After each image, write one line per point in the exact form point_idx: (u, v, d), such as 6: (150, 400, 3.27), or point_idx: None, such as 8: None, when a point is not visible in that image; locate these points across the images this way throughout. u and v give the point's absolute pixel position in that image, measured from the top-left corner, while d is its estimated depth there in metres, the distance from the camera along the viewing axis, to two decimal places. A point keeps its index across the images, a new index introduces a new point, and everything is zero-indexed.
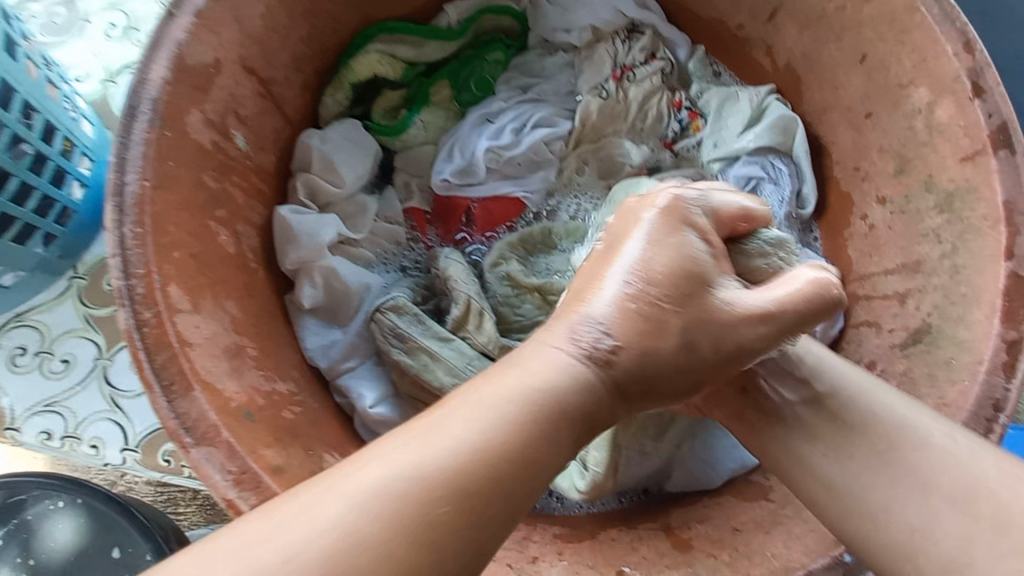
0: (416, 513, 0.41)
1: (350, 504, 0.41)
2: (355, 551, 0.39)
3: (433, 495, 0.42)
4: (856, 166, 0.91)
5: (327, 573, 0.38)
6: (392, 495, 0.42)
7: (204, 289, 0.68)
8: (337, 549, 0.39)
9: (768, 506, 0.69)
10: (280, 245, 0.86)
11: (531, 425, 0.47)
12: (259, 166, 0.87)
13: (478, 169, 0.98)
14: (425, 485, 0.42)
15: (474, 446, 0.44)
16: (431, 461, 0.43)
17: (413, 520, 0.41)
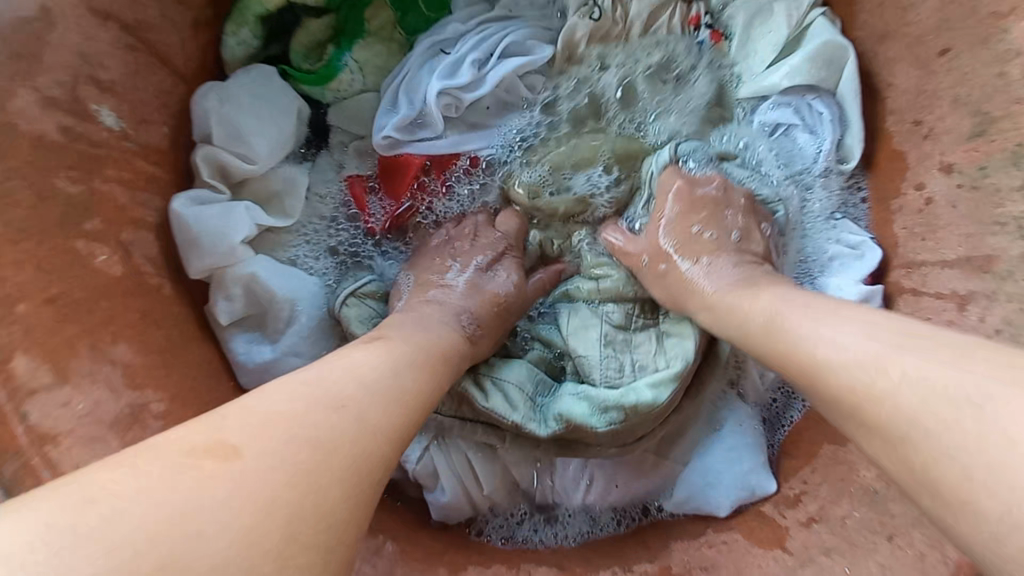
0: (304, 441, 0.43)
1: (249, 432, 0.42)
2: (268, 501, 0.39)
3: (324, 422, 0.45)
4: (915, 120, 0.70)
5: (229, 479, 0.39)
6: (294, 434, 0.43)
7: (75, 342, 0.54)
8: (256, 489, 0.39)
9: (783, 561, 0.60)
10: (185, 248, 0.67)
11: (414, 375, 0.55)
12: (145, 145, 0.66)
13: (434, 119, 0.77)
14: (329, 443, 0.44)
15: (364, 375, 0.51)
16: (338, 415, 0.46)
17: (301, 447, 0.42)
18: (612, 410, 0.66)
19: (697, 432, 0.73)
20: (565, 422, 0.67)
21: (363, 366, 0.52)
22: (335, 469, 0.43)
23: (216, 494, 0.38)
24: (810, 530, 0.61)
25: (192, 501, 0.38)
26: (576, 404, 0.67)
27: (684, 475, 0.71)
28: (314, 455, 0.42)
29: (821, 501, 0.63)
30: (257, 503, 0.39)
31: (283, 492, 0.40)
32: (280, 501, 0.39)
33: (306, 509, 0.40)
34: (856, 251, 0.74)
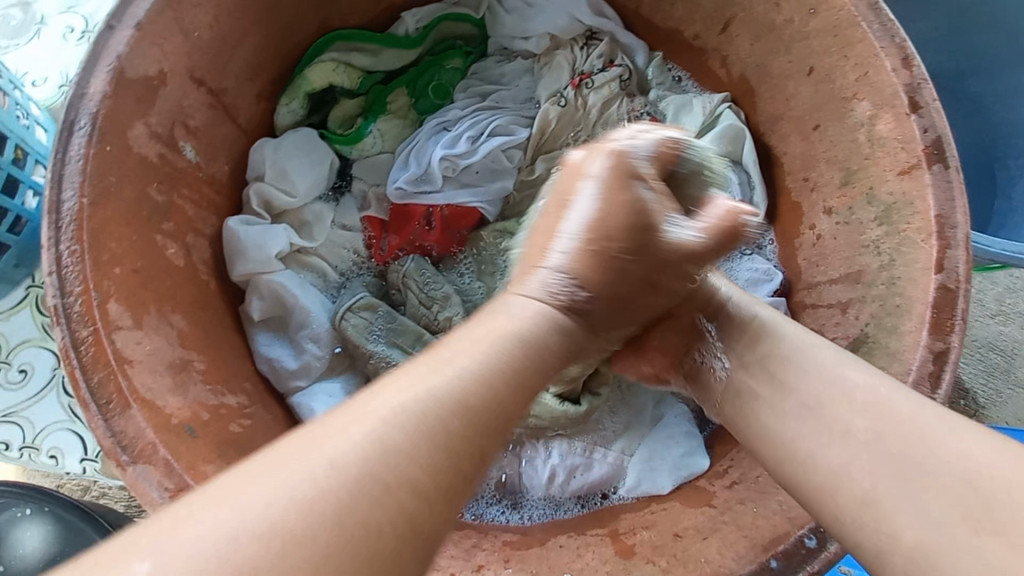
0: (337, 468, 0.39)
1: (334, 467, 0.39)
2: (352, 542, 0.37)
3: (383, 427, 0.41)
4: (805, 177, 0.92)
5: (292, 499, 0.37)
6: (361, 467, 0.39)
7: (149, 304, 0.69)
8: (330, 531, 0.37)
9: (709, 512, 0.70)
10: (230, 254, 0.85)
11: (490, 387, 0.46)
12: (212, 176, 0.86)
13: (435, 176, 0.98)
14: (405, 466, 0.40)
15: (450, 390, 0.45)
16: (402, 434, 0.41)
17: (337, 475, 0.39)
18: (566, 418, 0.83)
19: (640, 429, 0.85)
20: (530, 415, 0.84)
21: (446, 377, 0.45)
22: (417, 463, 0.41)
23: (280, 507, 0.37)
24: (731, 489, 0.73)
25: (314, 551, 0.36)
26: (544, 404, 0.83)
27: (630, 463, 0.83)
28: (377, 457, 0.40)
29: (743, 468, 0.75)
30: (312, 501, 0.37)
31: (326, 540, 0.36)
32: (325, 544, 0.36)
33: (387, 500, 0.39)
34: (768, 276, 0.93)
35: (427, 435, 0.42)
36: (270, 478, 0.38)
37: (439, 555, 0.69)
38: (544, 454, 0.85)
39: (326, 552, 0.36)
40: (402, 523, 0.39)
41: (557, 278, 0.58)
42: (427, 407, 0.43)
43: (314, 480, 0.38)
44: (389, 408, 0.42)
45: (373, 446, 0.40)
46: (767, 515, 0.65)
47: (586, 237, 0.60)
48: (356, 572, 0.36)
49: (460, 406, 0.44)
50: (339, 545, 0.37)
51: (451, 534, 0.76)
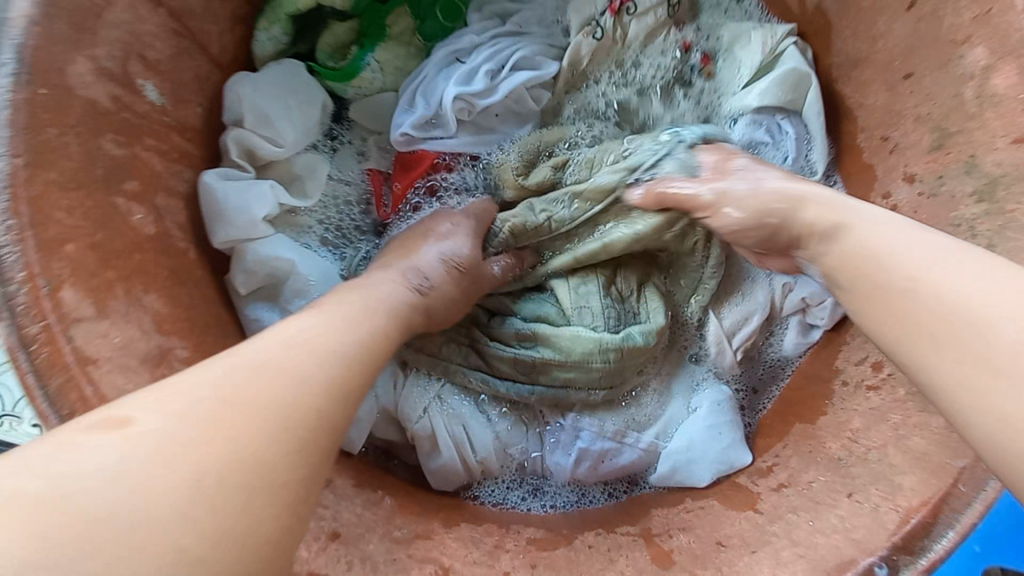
0: (223, 403, 0.42)
1: (227, 392, 0.43)
2: (217, 476, 0.39)
3: (258, 384, 0.44)
4: (883, 135, 0.77)
5: (185, 412, 0.41)
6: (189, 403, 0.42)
7: (113, 285, 0.58)
8: (198, 454, 0.40)
9: (755, 520, 0.65)
10: (210, 218, 0.73)
11: (358, 344, 0.52)
12: (181, 122, 0.72)
13: (448, 120, 0.83)
14: (279, 420, 0.43)
15: (299, 350, 0.48)
16: (251, 376, 0.45)
17: (222, 408, 0.42)
18: (612, 350, 0.74)
19: (674, 405, 0.79)
20: (569, 357, 0.75)
21: (315, 326, 0.51)
22: (278, 421, 0.43)
23: (170, 445, 0.40)
24: (781, 494, 0.66)
25: (162, 479, 0.38)
26: (580, 339, 0.74)
27: (662, 450, 0.76)
28: (247, 395, 0.43)
29: (791, 470, 0.69)
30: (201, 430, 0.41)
31: (201, 458, 0.40)
32: (199, 465, 0.39)
33: (248, 455, 0.41)
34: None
35: (250, 418, 0.42)
36: (175, 389, 0.43)
37: (460, 562, 0.63)
38: (570, 436, 0.78)
39: (183, 484, 0.38)
40: (265, 475, 0.41)
41: (437, 267, 0.69)
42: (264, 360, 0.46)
43: (188, 425, 0.41)
44: (272, 370, 0.45)
45: (262, 398, 0.44)
46: (826, 533, 0.58)
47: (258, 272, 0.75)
48: (192, 477, 0.39)
49: (338, 373, 0.48)
50: (188, 471, 0.39)
51: (471, 530, 0.70)
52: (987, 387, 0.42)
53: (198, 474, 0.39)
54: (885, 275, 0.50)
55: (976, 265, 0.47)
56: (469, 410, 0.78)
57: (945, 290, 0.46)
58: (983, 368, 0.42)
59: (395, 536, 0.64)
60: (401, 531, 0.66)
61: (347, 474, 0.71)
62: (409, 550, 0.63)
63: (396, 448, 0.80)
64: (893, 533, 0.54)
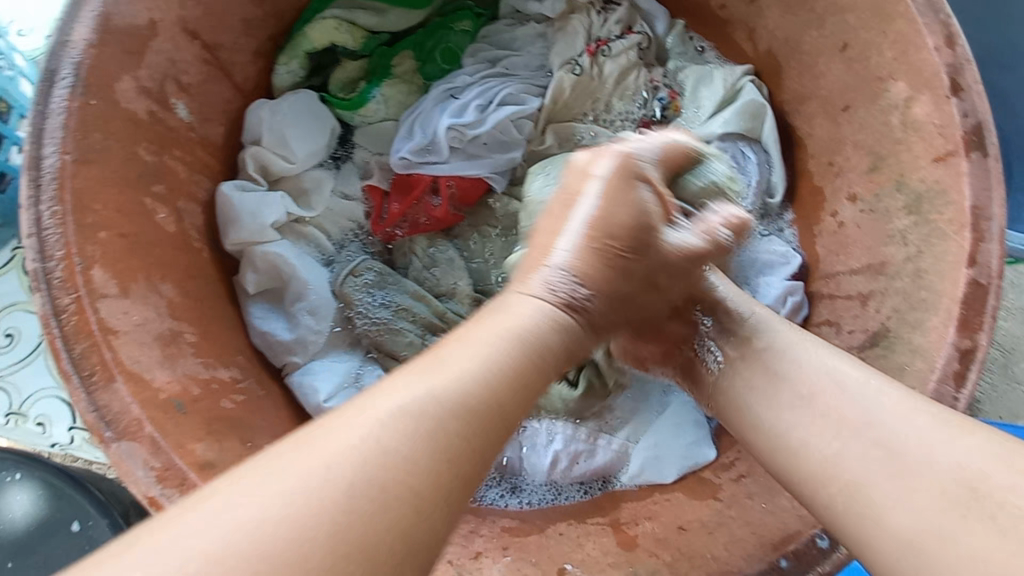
0: (402, 415, 0.42)
1: (376, 425, 0.41)
2: (399, 498, 0.38)
3: (434, 431, 0.42)
4: (830, 161, 0.87)
5: (327, 469, 0.38)
6: (387, 440, 0.40)
7: (137, 271, 0.65)
8: (370, 493, 0.38)
9: (715, 506, 0.69)
10: (225, 222, 0.81)
11: (513, 359, 0.50)
12: (204, 138, 0.82)
13: (440, 147, 0.93)
14: (442, 438, 0.42)
15: (438, 390, 0.44)
16: (439, 408, 0.43)
17: (402, 421, 0.41)
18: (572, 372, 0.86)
19: (643, 411, 0.85)
20: (538, 384, 0.86)
21: (473, 358, 0.48)
22: (455, 442, 0.42)
23: (280, 515, 0.36)
24: (739, 482, 0.71)
25: (309, 507, 0.36)
26: (546, 375, 0.85)
27: (632, 450, 0.81)
28: (393, 435, 0.41)
29: (750, 461, 0.73)
30: (384, 460, 0.39)
31: (353, 497, 0.37)
32: (356, 505, 0.37)
33: (410, 477, 0.39)
34: (785, 257, 0.89)
35: (400, 459, 0.40)
36: (333, 435, 0.40)
37: None
38: (546, 438, 0.83)
39: (328, 520, 0.36)
40: (410, 501, 0.39)
41: (559, 278, 0.59)
42: (435, 385, 0.45)
43: (397, 455, 0.40)
44: (381, 418, 0.41)
45: (441, 448, 0.42)
46: (776, 513, 0.62)
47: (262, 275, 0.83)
48: (334, 519, 0.36)
49: (450, 415, 0.43)
50: (367, 505, 0.37)
51: None
52: (951, 536, 0.41)
53: (348, 496, 0.37)
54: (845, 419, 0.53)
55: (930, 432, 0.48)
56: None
57: (895, 437, 0.49)
58: (860, 494, 0.47)
59: None
60: None
61: None
62: None
63: None
64: None
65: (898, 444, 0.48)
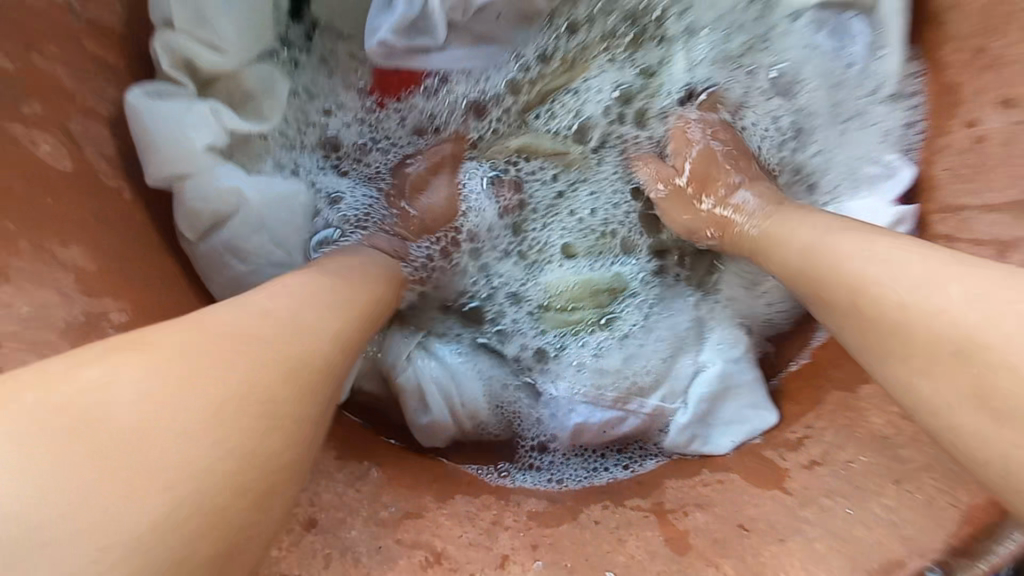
0: (222, 366, 0.37)
1: (172, 346, 0.37)
2: (202, 457, 0.33)
3: (238, 361, 0.38)
4: (980, 46, 0.61)
5: (129, 400, 0.33)
6: (178, 368, 0.35)
7: (21, 238, 0.47)
8: (170, 427, 0.33)
9: (783, 501, 0.58)
10: (142, 145, 0.59)
11: (320, 292, 0.49)
12: (94, 24, 0.57)
13: (435, 26, 0.68)
14: (261, 381, 0.38)
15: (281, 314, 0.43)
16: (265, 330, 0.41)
17: (240, 355, 0.38)
18: (600, 290, 0.75)
19: (685, 360, 0.74)
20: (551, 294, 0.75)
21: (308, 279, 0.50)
22: (281, 395, 0.39)
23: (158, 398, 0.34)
24: (812, 473, 0.59)
25: (103, 418, 0.32)
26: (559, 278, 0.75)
27: (672, 420, 0.71)
28: (222, 353, 0.37)
29: (826, 444, 0.61)
30: (189, 408, 0.34)
31: (174, 417, 0.33)
32: (158, 422, 0.33)
33: (241, 418, 0.36)
34: (888, 167, 0.70)
35: (215, 380, 0.36)
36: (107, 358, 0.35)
37: (454, 544, 0.57)
38: (566, 411, 0.72)
39: (166, 430, 0.33)
40: (280, 437, 0.38)
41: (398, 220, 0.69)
42: (278, 313, 0.43)
43: (277, 340, 0.41)
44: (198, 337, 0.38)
45: (224, 372, 0.36)
46: (867, 526, 0.52)
47: (196, 211, 0.62)
48: (201, 459, 0.33)
49: (302, 314, 0.44)
50: (170, 451, 0.32)
51: (466, 506, 0.63)
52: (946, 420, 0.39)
53: (174, 445, 0.33)
54: (874, 292, 0.44)
55: (859, 236, 0.48)
56: (455, 364, 0.74)
57: (919, 300, 0.41)
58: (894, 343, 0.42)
59: (384, 518, 0.57)
60: (392, 510, 0.59)
61: (328, 446, 0.63)
62: (398, 537, 0.56)
63: (382, 409, 0.72)
64: (950, 533, 0.48)
65: (914, 280, 0.42)
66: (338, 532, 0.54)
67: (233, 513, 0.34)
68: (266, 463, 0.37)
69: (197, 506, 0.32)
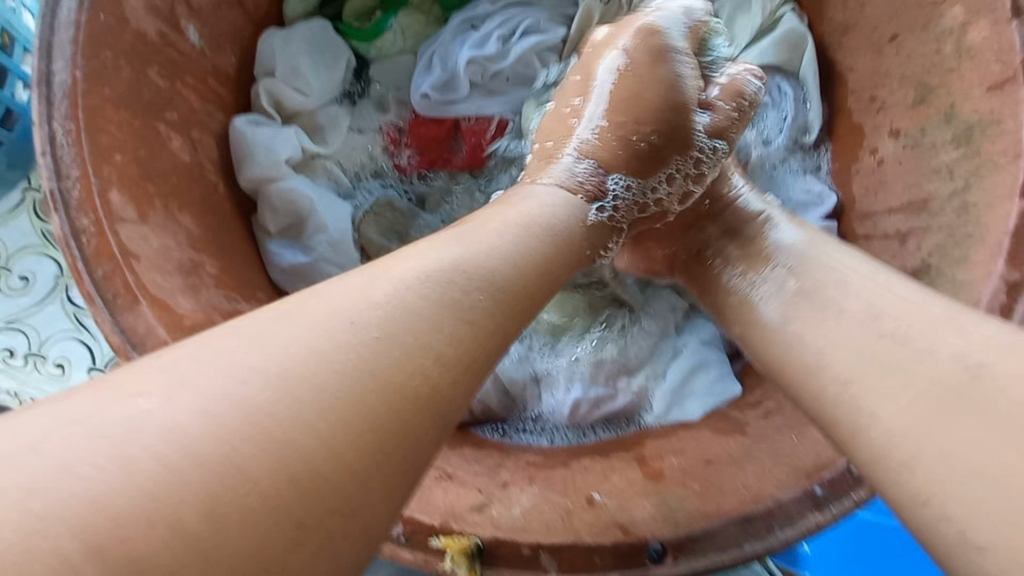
0: (348, 338, 0.39)
1: (328, 323, 0.39)
2: (381, 421, 0.37)
3: (367, 358, 0.39)
4: (872, 96, 0.84)
5: (237, 391, 0.34)
6: (342, 340, 0.39)
7: (154, 199, 0.64)
8: (342, 387, 0.37)
9: (742, 441, 0.68)
10: (241, 158, 0.79)
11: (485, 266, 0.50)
12: (218, 68, 0.79)
13: (461, 83, 0.88)
14: (393, 368, 0.39)
15: (380, 299, 0.42)
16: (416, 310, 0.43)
17: (354, 343, 0.39)
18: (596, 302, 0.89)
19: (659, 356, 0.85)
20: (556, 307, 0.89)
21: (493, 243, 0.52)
22: (385, 394, 0.38)
23: (305, 336, 0.38)
24: (766, 420, 0.70)
25: (231, 377, 0.35)
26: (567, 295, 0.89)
27: (654, 393, 0.81)
28: (367, 342, 0.39)
29: (778, 399, 0.72)
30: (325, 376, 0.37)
31: (334, 385, 0.37)
32: (320, 400, 0.36)
33: (358, 391, 0.37)
34: (819, 196, 0.88)
35: (339, 367, 0.37)
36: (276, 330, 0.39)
37: (464, 472, 0.66)
38: (564, 389, 0.83)
39: (333, 391, 0.36)
40: (388, 423, 0.38)
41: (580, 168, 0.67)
42: (414, 289, 0.44)
43: (376, 347, 0.39)
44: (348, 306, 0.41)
45: (349, 377, 0.37)
46: (809, 445, 0.62)
47: (273, 209, 0.80)
48: (330, 431, 0.35)
49: (422, 287, 0.45)
50: (369, 416, 0.37)
51: (474, 452, 0.73)
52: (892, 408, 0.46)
53: (287, 408, 0.35)
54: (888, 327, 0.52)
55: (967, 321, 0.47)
56: None
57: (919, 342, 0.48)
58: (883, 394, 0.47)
59: None
60: None
61: None
62: None
63: None
64: None
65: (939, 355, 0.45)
66: None
67: (366, 488, 0.36)
68: (355, 458, 0.35)
69: (316, 458, 0.34)
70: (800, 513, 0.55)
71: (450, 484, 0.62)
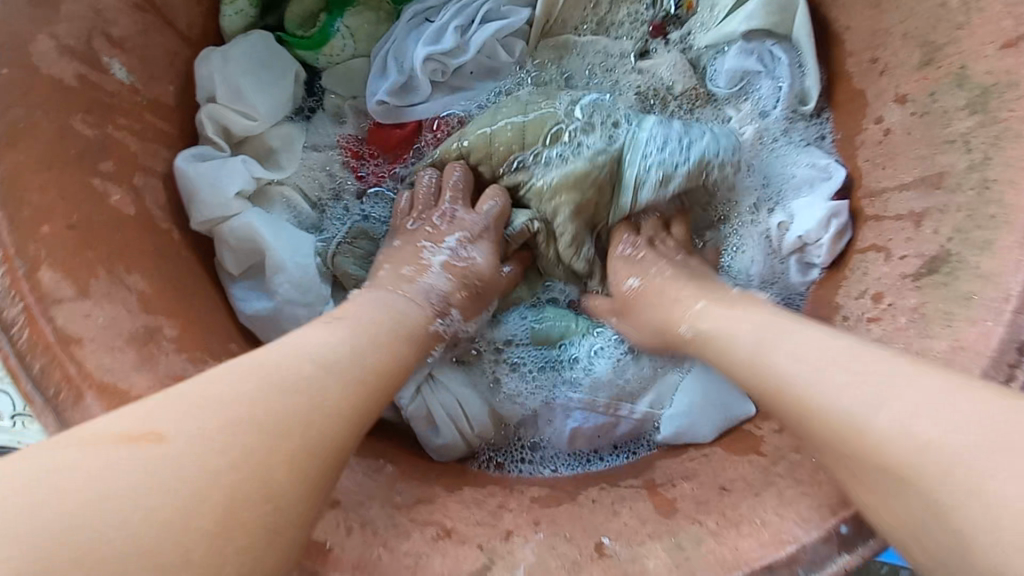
0: (248, 415, 0.46)
1: (237, 391, 0.47)
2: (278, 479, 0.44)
3: (274, 426, 0.46)
4: (873, 58, 0.75)
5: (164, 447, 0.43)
6: (254, 408, 0.46)
7: (95, 265, 0.58)
8: (243, 454, 0.44)
9: (758, 463, 0.63)
10: (188, 198, 0.72)
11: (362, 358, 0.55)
12: (156, 101, 0.72)
13: (421, 83, 0.82)
14: (294, 433, 0.47)
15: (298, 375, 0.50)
16: (318, 384, 0.50)
17: (248, 419, 0.46)
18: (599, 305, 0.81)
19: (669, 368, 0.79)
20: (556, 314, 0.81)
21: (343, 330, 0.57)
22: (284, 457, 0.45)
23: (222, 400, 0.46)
24: (782, 436, 0.65)
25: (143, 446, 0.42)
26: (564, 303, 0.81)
27: (660, 416, 0.77)
28: (272, 407, 0.47)
29: None
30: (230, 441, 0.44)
31: (234, 450, 0.44)
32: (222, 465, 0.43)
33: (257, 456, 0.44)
34: (825, 171, 0.80)
35: (251, 437, 0.45)
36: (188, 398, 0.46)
37: (464, 523, 0.62)
38: (562, 417, 0.78)
39: (231, 457, 0.43)
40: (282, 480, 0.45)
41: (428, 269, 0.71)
42: (317, 369, 0.51)
43: (281, 414, 0.47)
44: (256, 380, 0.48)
45: (250, 438, 0.45)
46: None
47: (231, 251, 0.74)
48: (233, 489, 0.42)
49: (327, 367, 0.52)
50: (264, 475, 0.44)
51: (473, 493, 0.69)
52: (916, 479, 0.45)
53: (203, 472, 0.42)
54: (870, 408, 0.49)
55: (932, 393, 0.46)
56: (464, 393, 0.78)
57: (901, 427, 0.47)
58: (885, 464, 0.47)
59: (396, 503, 0.63)
60: (402, 497, 0.64)
61: None
62: (410, 516, 0.61)
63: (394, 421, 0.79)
64: None
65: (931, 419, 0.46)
66: (357, 509, 0.59)
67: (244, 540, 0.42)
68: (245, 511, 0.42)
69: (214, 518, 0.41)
70: (828, 557, 0.51)
71: (448, 545, 0.58)
